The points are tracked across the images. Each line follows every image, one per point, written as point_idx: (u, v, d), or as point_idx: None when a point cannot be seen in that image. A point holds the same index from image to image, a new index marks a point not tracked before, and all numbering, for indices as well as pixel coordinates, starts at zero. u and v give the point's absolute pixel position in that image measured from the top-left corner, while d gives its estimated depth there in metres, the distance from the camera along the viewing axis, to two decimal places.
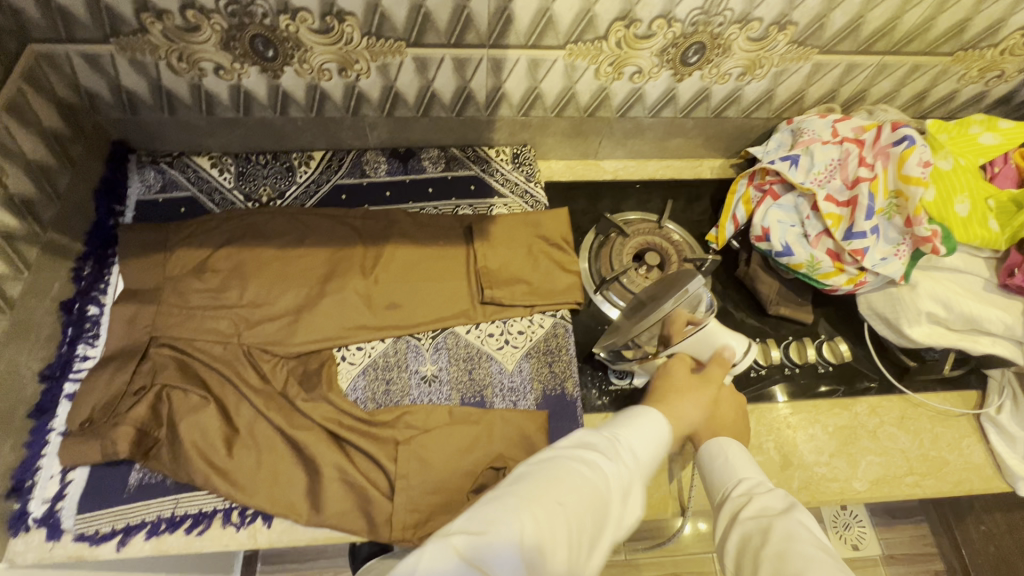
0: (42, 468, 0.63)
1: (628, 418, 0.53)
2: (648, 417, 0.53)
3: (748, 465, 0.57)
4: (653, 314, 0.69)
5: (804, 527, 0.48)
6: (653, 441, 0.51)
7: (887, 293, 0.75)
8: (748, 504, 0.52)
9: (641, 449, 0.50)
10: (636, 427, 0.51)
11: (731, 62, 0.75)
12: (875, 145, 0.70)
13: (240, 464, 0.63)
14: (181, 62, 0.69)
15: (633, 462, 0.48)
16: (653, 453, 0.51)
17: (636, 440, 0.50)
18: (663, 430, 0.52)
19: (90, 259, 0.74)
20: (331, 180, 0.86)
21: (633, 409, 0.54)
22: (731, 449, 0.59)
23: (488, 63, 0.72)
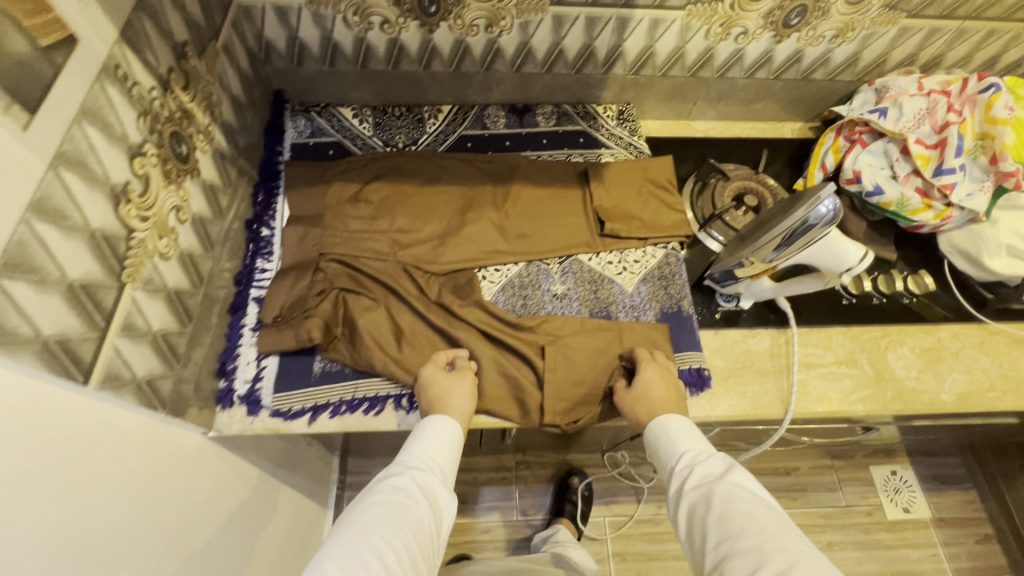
0: (241, 354, 0.73)
1: (421, 433, 0.65)
2: (435, 425, 0.65)
3: (685, 434, 0.63)
4: (766, 236, 0.68)
5: (738, 485, 0.55)
6: (449, 443, 0.65)
7: (968, 230, 0.84)
8: (687, 478, 0.58)
9: (438, 454, 0.63)
10: (428, 439, 0.64)
11: (827, 24, 0.85)
12: (962, 95, 0.79)
13: (411, 356, 0.74)
14: (356, 16, 0.80)
15: (434, 468, 0.61)
16: (451, 451, 0.65)
17: (430, 450, 0.63)
18: (450, 432, 0.65)
19: (262, 189, 0.85)
20: (457, 131, 0.96)
21: (425, 422, 0.66)
22: (669, 423, 0.65)
23: (615, 22, 0.83)
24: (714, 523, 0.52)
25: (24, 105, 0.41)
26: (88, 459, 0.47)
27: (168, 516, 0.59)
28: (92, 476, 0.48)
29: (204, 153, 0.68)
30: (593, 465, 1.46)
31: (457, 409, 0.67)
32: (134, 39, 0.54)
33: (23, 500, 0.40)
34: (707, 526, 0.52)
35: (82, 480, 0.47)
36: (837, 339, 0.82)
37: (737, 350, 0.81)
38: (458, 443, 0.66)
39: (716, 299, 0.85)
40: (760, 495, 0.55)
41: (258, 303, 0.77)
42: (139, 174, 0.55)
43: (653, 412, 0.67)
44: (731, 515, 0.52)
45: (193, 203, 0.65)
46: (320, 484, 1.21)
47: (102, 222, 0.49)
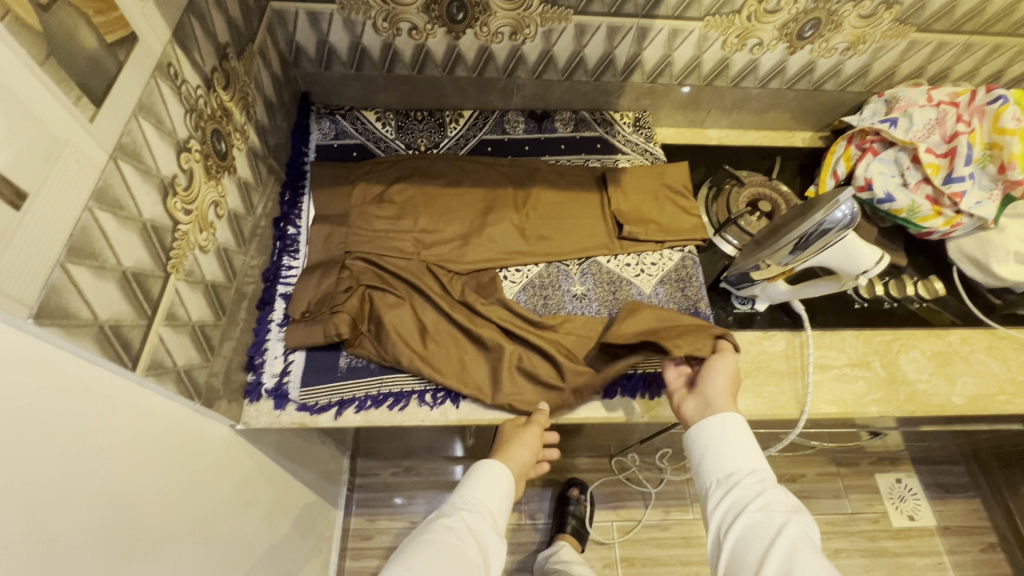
0: (269, 349, 0.74)
1: (473, 478, 0.71)
2: (487, 468, 0.72)
3: (753, 453, 0.64)
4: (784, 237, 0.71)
5: (802, 521, 0.56)
6: (500, 490, 0.70)
7: (976, 237, 0.86)
8: (755, 497, 0.59)
9: (488, 497, 0.69)
10: (479, 483, 0.70)
11: (839, 37, 0.88)
12: (970, 106, 0.82)
13: (435, 352, 0.75)
14: (385, 22, 0.82)
15: (484, 510, 0.67)
16: (501, 497, 0.70)
17: (482, 493, 0.69)
18: (500, 475, 0.71)
19: (288, 188, 0.87)
20: (478, 136, 0.98)
21: (480, 466, 0.73)
22: (747, 434, 0.65)
23: (636, 32, 0.85)
24: (780, 550, 0.53)
25: (91, 98, 0.43)
26: (131, 445, 0.48)
27: (200, 489, 0.61)
28: (131, 464, 0.49)
29: (240, 151, 0.70)
30: (601, 470, 1.47)
31: (510, 458, 0.72)
32: (184, 38, 0.56)
33: (65, 495, 0.41)
34: (771, 548, 0.53)
35: (124, 467, 0.47)
36: (850, 342, 0.84)
37: (753, 351, 0.82)
38: (508, 493, 0.71)
39: (731, 301, 0.87)
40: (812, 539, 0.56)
41: (285, 299, 0.78)
42: (184, 168, 0.57)
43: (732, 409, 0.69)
44: (797, 552, 0.52)
45: (229, 199, 0.67)
46: (332, 484, 1.21)
47: (152, 213, 0.51)
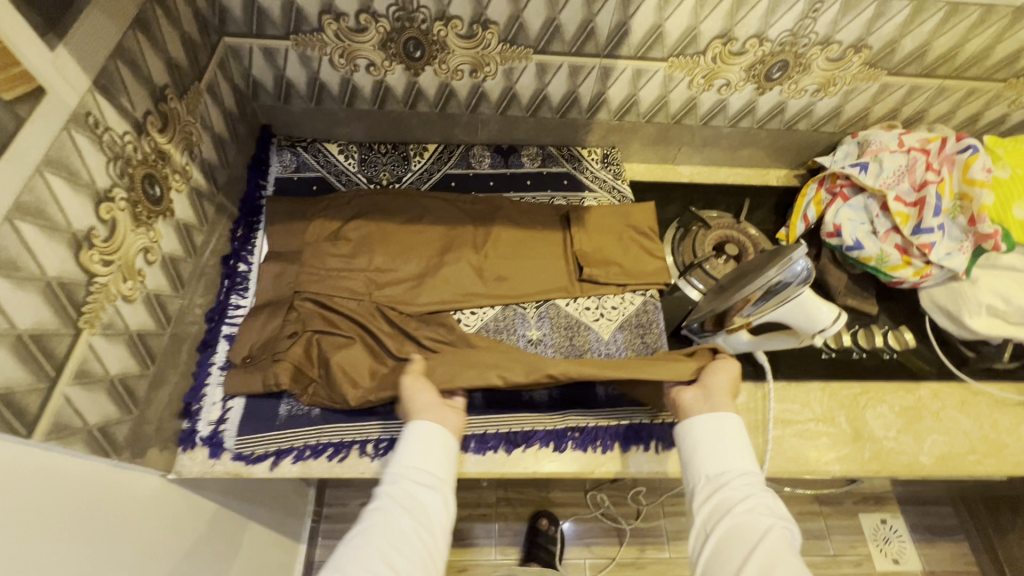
0: (206, 395, 0.72)
1: (410, 442, 0.62)
2: (421, 430, 0.62)
3: (746, 451, 0.62)
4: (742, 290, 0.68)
5: (783, 528, 0.55)
6: (440, 448, 0.62)
7: (949, 287, 0.83)
8: (744, 499, 0.57)
9: (427, 463, 0.60)
10: (415, 450, 0.61)
11: (809, 79, 0.86)
12: (941, 154, 0.80)
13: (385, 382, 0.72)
14: (342, 58, 0.81)
15: (422, 478, 0.59)
16: (441, 454, 0.62)
17: (418, 460, 0.60)
18: (434, 434, 0.62)
19: (241, 224, 0.85)
20: (442, 170, 0.96)
21: (412, 427, 0.63)
22: (734, 429, 0.63)
23: (599, 71, 0.84)
24: (765, 557, 0.51)
25: None
26: (41, 499, 0.46)
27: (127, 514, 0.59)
28: (45, 521, 0.47)
29: (180, 192, 0.68)
30: (574, 505, 1.43)
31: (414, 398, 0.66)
32: (108, 85, 0.54)
33: None
34: (756, 553, 0.51)
35: (39, 525, 0.46)
36: (815, 395, 0.81)
37: None
38: (449, 447, 0.63)
39: None
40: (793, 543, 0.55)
41: (228, 341, 0.76)
42: (105, 219, 0.55)
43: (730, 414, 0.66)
44: (780, 559, 0.51)
45: (164, 243, 0.65)
46: (293, 518, 1.18)
47: (59, 270, 0.49)
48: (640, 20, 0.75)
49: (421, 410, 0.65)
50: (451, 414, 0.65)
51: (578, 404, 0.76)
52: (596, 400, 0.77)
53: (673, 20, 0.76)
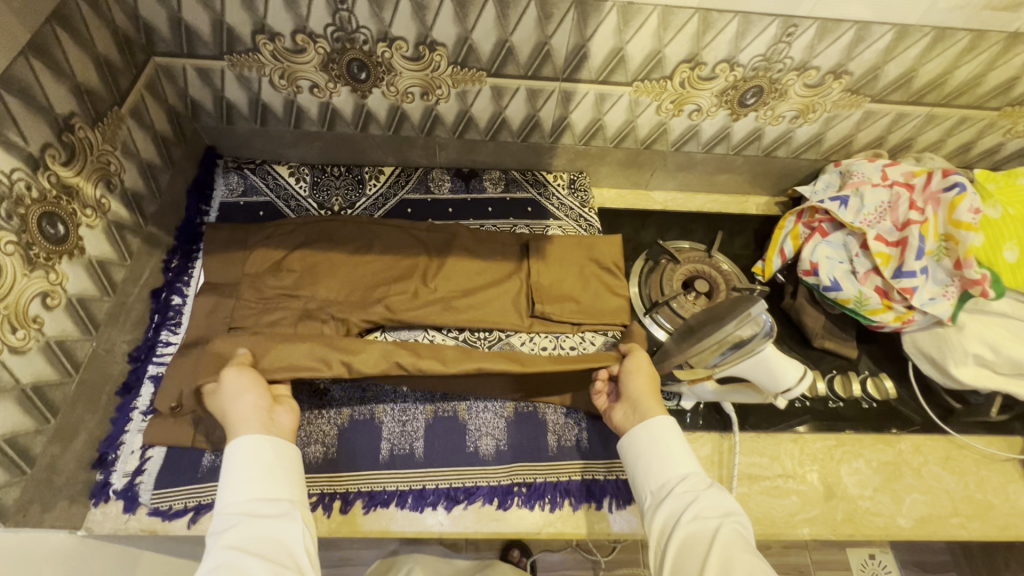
0: (124, 443, 0.67)
1: (227, 472, 0.57)
2: (240, 449, 0.58)
3: (687, 453, 0.62)
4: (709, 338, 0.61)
5: (731, 523, 0.55)
6: (273, 463, 0.59)
7: (933, 332, 0.76)
8: (688, 506, 0.57)
9: (259, 489, 0.56)
10: (234, 478, 0.57)
11: (786, 105, 0.80)
12: (925, 191, 0.73)
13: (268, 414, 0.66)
14: (282, 80, 0.75)
15: (259, 509, 0.55)
16: (274, 470, 0.58)
17: (244, 491, 0.56)
18: (251, 452, 0.58)
19: (177, 253, 0.80)
20: (398, 195, 0.91)
21: (232, 450, 0.58)
22: (671, 432, 0.63)
23: (559, 95, 0.78)
24: (717, 559, 0.51)
25: None
26: None
27: None
28: None
29: (93, 228, 0.63)
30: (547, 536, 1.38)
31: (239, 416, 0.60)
32: None
33: None
34: (709, 557, 0.51)
35: None
36: (786, 448, 0.75)
37: None
38: (287, 458, 0.60)
39: None
40: (748, 537, 0.55)
41: (154, 383, 0.71)
42: None
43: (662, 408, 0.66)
44: (733, 559, 0.51)
45: (70, 285, 0.60)
46: None
47: None
48: (599, 43, 0.70)
49: (244, 422, 0.60)
50: (282, 414, 0.63)
51: (526, 458, 0.71)
52: (545, 453, 0.71)
53: (635, 43, 0.70)
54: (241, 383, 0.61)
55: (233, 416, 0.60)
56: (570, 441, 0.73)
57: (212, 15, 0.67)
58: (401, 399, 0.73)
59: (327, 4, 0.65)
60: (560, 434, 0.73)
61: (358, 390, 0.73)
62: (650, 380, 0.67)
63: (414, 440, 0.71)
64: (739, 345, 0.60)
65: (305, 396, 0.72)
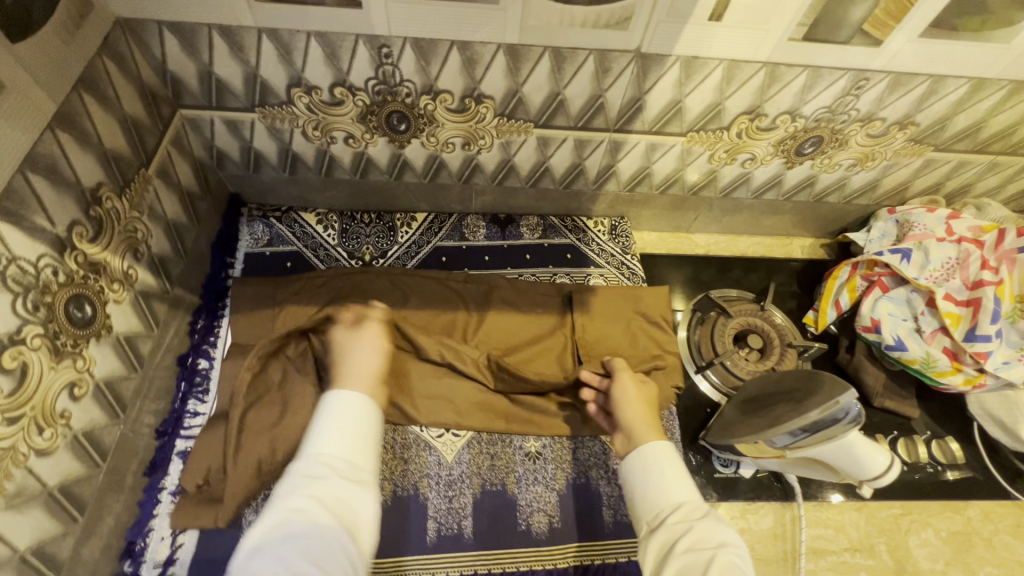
0: (154, 529, 0.62)
1: (325, 421, 0.56)
2: (341, 401, 0.57)
3: (685, 481, 0.58)
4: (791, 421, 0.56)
5: (728, 554, 0.50)
6: (362, 429, 0.56)
7: (1002, 395, 0.73)
8: (682, 537, 0.52)
9: (348, 450, 0.54)
10: (332, 429, 0.55)
11: (845, 154, 0.76)
12: (997, 249, 0.71)
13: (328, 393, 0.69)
14: (316, 131, 0.71)
15: (345, 468, 0.53)
16: (366, 436, 0.56)
17: (338, 444, 0.54)
18: (349, 408, 0.57)
19: (203, 312, 0.75)
20: (432, 242, 0.87)
21: (333, 398, 0.58)
22: (666, 462, 0.59)
23: (608, 144, 0.74)
24: None
25: None
26: None
27: None
28: None
29: (119, 302, 0.59)
30: None
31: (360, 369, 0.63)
32: (15, 208, 0.45)
33: None
34: None
35: None
36: (850, 517, 0.72)
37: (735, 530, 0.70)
38: (374, 428, 0.58)
39: (711, 463, 0.74)
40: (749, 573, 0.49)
41: (182, 459, 0.66)
42: (11, 368, 0.45)
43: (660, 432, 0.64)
44: None
45: (96, 368, 0.56)
46: None
47: None
48: (657, 95, 0.66)
49: (361, 377, 0.62)
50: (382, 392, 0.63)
51: (582, 537, 0.67)
52: (602, 529, 0.68)
53: (694, 96, 0.66)
54: (373, 345, 0.66)
55: (353, 367, 0.63)
56: (626, 516, 0.69)
57: (244, 69, 0.62)
58: (445, 473, 0.69)
59: (371, 59, 0.61)
60: (616, 508, 0.69)
61: (400, 462, 0.69)
62: (638, 404, 0.66)
63: (462, 518, 0.67)
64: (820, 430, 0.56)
65: None
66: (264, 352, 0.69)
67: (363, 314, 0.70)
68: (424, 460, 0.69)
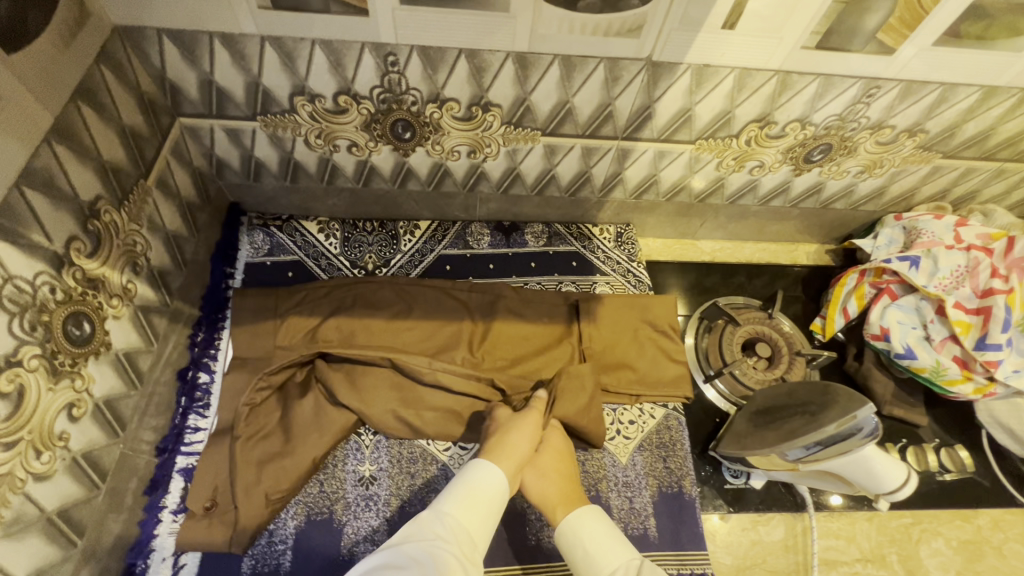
0: (155, 549, 0.61)
1: (459, 486, 0.61)
2: (477, 469, 0.62)
3: (612, 542, 0.60)
4: (807, 435, 0.56)
5: None
6: (490, 507, 0.60)
7: (1011, 403, 0.73)
8: None
9: (469, 519, 0.58)
10: (463, 494, 0.59)
11: (853, 161, 0.75)
12: (1007, 257, 0.70)
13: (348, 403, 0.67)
14: (319, 139, 0.69)
15: (461, 537, 0.56)
16: (491, 516, 0.59)
17: (463, 511, 0.58)
18: (488, 480, 0.61)
19: (203, 325, 0.73)
20: (435, 250, 0.85)
21: (475, 464, 0.63)
22: (588, 530, 0.60)
23: (616, 152, 0.73)
24: None
25: None
26: None
27: None
28: None
29: (119, 318, 0.58)
30: None
31: (508, 451, 0.64)
32: (11, 225, 0.43)
33: None
34: None
35: None
36: (861, 527, 0.71)
37: (746, 541, 0.70)
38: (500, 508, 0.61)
39: (720, 473, 0.73)
40: None
41: (184, 477, 0.65)
42: (7, 392, 0.43)
43: (569, 497, 0.64)
44: None
45: (95, 387, 0.54)
46: None
47: None
48: (667, 103, 0.65)
49: (511, 457, 0.63)
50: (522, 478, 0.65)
51: None
52: None
53: (704, 104, 0.65)
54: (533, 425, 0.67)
55: (516, 446, 0.64)
56: (637, 530, 0.68)
57: (247, 77, 0.60)
58: None
59: (377, 67, 0.59)
60: (626, 522, 0.68)
61: (407, 477, 0.67)
62: (544, 477, 0.65)
63: None
64: (836, 445, 0.56)
65: (349, 485, 0.66)
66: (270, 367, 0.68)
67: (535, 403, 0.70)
68: (432, 474, 0.68)
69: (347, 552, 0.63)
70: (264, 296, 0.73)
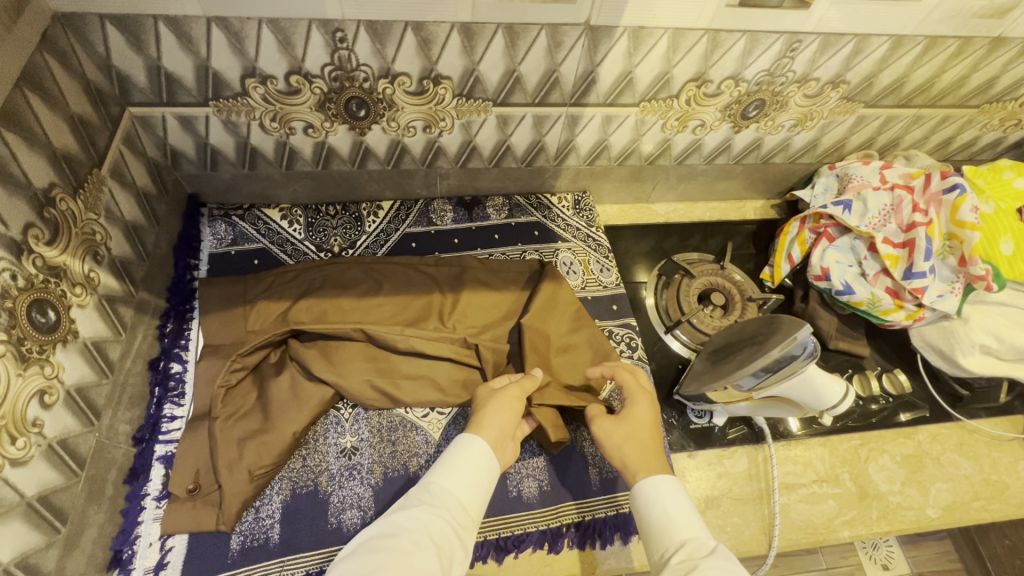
0: (141, 535, 0.60)
1: (445, 460, 0.60)
2: (464, 446, 0.60)
3: (691, 520, 0.56)
4: (759, 360, 0.60)
5: None
6: (483, 474, 0.59)
7: (940, 326, 0.80)
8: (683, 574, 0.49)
9: (461, 488, 0.57)
10: (451, 467, 0.59)
11: (786, 115, 0.81)
12: (926, 192, 0.77)
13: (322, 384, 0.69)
14: (274, 122, 0.70)
15: (454, 506, 0.56)
16: (483, 483, 0.59)
17: (454, 480, 0.58)
18: (481, 450, 0.60)
19: (171, 315, 0.72)
20: (400, 229, 0.87)
21: (458, 442, 0.61)
22: (668, 497, 0.57)
23: (565, 119, 0.76)
24: None
25: None
26: None
27: None
28: None
29: (84, 307, 0.58)
30: None
31: (480, 427, 0.62)
32: None
33: None
34: None
35: None
36: (816, 452, 0.77)
37: (713, 475, 0.74)
38: (491, 472, 0.60)
39: (687, 414, 0.78)
40: None
41: (164, 464, 0.65)
42: None
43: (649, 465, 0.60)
44: None
45: (66, 375, 0.56)
46: None
47: None
48: (608, 67, 0.68)
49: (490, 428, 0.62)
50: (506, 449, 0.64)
51: (573, 496, 0.70)
52: (590, 488, 0.71)
53: (643, 66, 0.69)
54: (506, 399, 0.65)
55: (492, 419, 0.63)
56: (612, 472, 0.72)
57: (195, 61, 0.61)
58: (433, 450, 0.70)
59: (326, 44, 0.61)
60: (601, 466, 0.72)
61: (388, 444, 0.69)
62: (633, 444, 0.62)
63: None
64: (779, 366, 0.60)
65: (332, 457, 0.68)
66: (241, 351, 0.68)
67: (523, 381, 0.67)
68: (412, 439, 0.70)
69: (336, 520, 0.64)
70: (232, 284, 0.74)
